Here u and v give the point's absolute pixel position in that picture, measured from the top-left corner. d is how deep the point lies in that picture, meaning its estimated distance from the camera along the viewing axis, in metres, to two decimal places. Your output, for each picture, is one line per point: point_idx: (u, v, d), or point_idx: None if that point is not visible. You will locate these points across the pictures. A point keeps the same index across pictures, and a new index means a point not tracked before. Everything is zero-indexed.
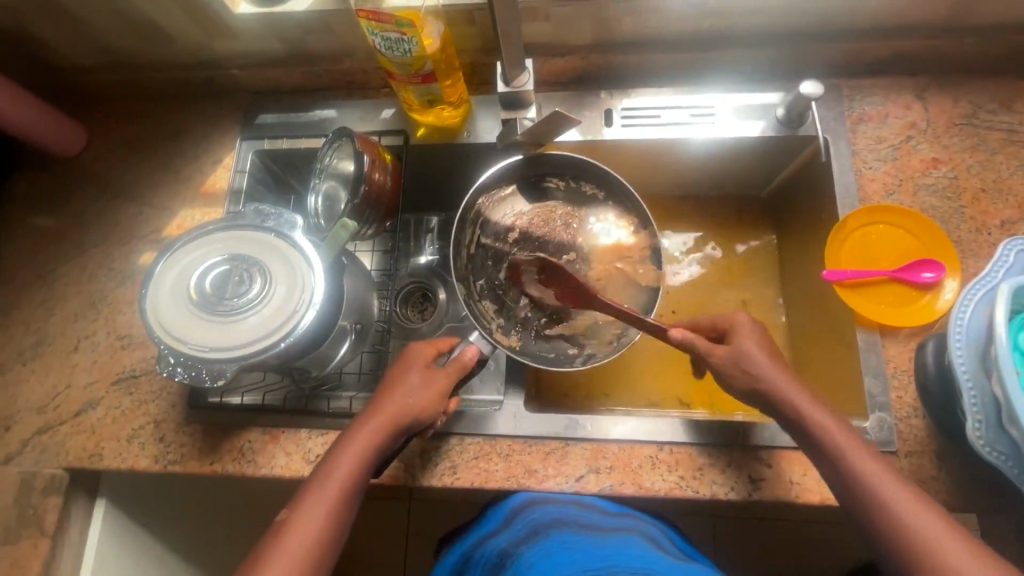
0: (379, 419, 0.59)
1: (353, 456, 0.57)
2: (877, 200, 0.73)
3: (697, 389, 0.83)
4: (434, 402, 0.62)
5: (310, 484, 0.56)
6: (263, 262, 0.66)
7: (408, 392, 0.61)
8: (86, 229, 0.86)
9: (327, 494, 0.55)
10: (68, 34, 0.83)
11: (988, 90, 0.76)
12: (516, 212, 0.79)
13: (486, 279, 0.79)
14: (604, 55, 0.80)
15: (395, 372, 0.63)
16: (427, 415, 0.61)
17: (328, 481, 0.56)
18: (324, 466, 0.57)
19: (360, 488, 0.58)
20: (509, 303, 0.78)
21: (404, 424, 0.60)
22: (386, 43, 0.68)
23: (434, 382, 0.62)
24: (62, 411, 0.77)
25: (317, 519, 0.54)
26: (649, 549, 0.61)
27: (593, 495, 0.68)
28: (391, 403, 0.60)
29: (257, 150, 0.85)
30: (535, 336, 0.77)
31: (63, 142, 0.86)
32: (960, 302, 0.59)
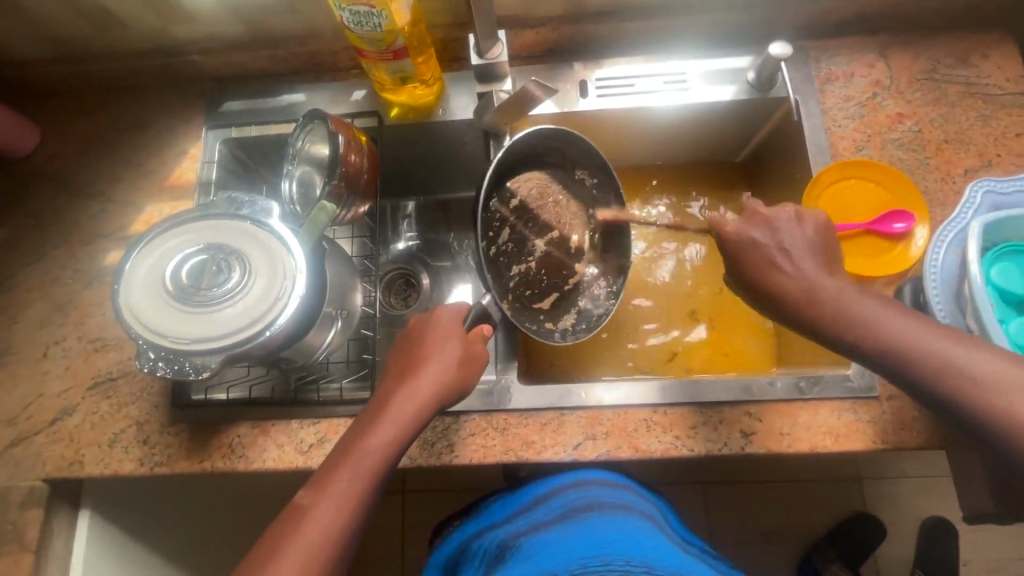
0: (419, 398, 0.59)
1: (387, 435, 0.57)
2: (848, 156, 0.75)
3: (678, 355, 0.84)
4: (471, 372, 0.63)
5: (340, 464, 0.56)
6: (241, 250, 0.64)
7: (444, 367, 0.61)
8: (46, 231, 0.81)
9: (359, 474, 0.55)
10: (11, 25, 0.78)
11: (946, 46, 0.79)
12: (518, 180, 0.78)
13: (487, 242, 0.76)
14: (576, 26, 0.79)
15: (427, 345, 0.63)
16: (458, 391, 0.62)
17: (362, 461, 0.56)
18: (356, 446, 0.57)
19: (391, 466, 0.57)
20: (502, 270, 0.77)
21: (440, 399, 0.60)
22: (355, 18, 0.66)
23: (468, 355, 0.63)
24: (35, 421, 0.74)
25: (347, 499, 0.54)
26: (651, 532, 0.61)
27: (591, 470, 0.68)
28: (427, 381, 0.60)
29: (224, 139, 0.83)
30: (517, 304, 0.76)
31: (14, 140, 0.81)
32: (933, 244, 0.62)
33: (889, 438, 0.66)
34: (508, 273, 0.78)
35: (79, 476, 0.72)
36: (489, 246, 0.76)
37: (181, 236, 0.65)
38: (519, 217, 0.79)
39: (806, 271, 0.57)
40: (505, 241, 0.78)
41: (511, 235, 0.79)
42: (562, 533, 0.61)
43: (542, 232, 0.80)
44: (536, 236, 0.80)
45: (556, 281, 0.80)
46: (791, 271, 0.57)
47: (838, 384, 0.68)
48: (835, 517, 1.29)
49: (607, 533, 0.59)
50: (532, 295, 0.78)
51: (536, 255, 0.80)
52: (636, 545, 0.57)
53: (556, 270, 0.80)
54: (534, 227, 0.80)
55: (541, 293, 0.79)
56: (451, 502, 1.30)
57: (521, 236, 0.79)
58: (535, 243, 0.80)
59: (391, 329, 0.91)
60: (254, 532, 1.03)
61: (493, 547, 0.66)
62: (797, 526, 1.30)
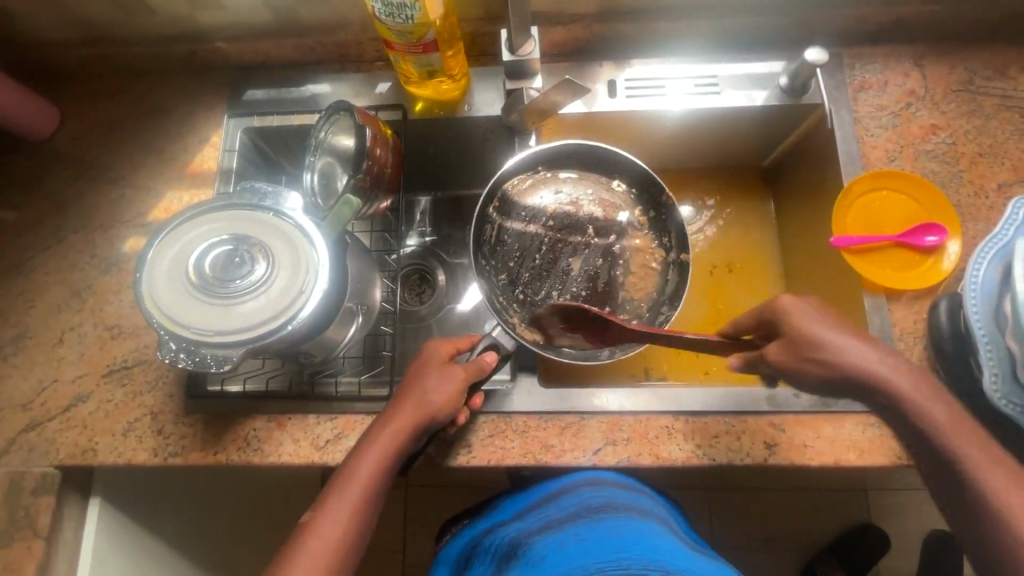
0: (398, 425, 0.58)
1: (374, 461, 0.57)
2: (880, 166, 0.74)
3: (683, 359, 0.83)
4: (456, 394, 0.60)
5: (331, 489, 0.56)
6: (263, 242, 0.63)
7: (425, 395, 0.59)
8: (64, 214, 0.81)
9: (348, 500, 0.55)
10: (37, 6, 0.77)
11: (984, 56, 0.77)
12: (546, 198, 0.79)
13: (507, 275, 0.79)
14: (608, 24, 0.78)
15: (412, 373, 0.62)
16: (448, 412, 0.60)
17: (349, 488, 0.55)
18: (346, 470, 0.57)
19: (382, 490, 0.57)
20: (533, 298, 0.78)
21: (426, 423, 0.58)
22: (387, 10, 0.65)
23: (452, 378, 0.60)
24: (50, 406, 0.73)
25: (343, 522, 0.54)
26: (663, 535, 0.59)
27: (609, 467, 0.68)
28: (411, 404, 0.59)
29: (245, 128, 0.81)
30: None
31: (30, 121, 0.80)
32: (975, 260, 0.61)
33: None
34: (540, 299, 0.78)
35: (92, 464, 0.71)
36: (512, 278, 0.79)
37: (204, 226, 0.64)
38: (550, 239, 0.79)
39: (861, 350, 0.53)
40: (533, 264, 0.79)
41: (540, 262, 0.79)
42: (575, 533, 0.59)
43: (576, 251, 0.79)
44: (570, 254, 0.79)
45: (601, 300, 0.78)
46: (861, 352, 0.53)
47: None
48: (839, 527, 1.28)
49: (620, 535, 0.57)
50: None
51: (572, 273, 0.79)
52: (651, 548, 0.55)
53: (601, 287, 0.79)
54: (569, 246, 0.80)
55: None
56: (453, 501, 1.29)
57: (554, 256, 0.79)
58: (569, 260, 0.79)
59: (406, 328, 0.90)
60: (258, 526, 1.02)
61: (504, 545, 0.65)
62: (801, 537, 1.29)
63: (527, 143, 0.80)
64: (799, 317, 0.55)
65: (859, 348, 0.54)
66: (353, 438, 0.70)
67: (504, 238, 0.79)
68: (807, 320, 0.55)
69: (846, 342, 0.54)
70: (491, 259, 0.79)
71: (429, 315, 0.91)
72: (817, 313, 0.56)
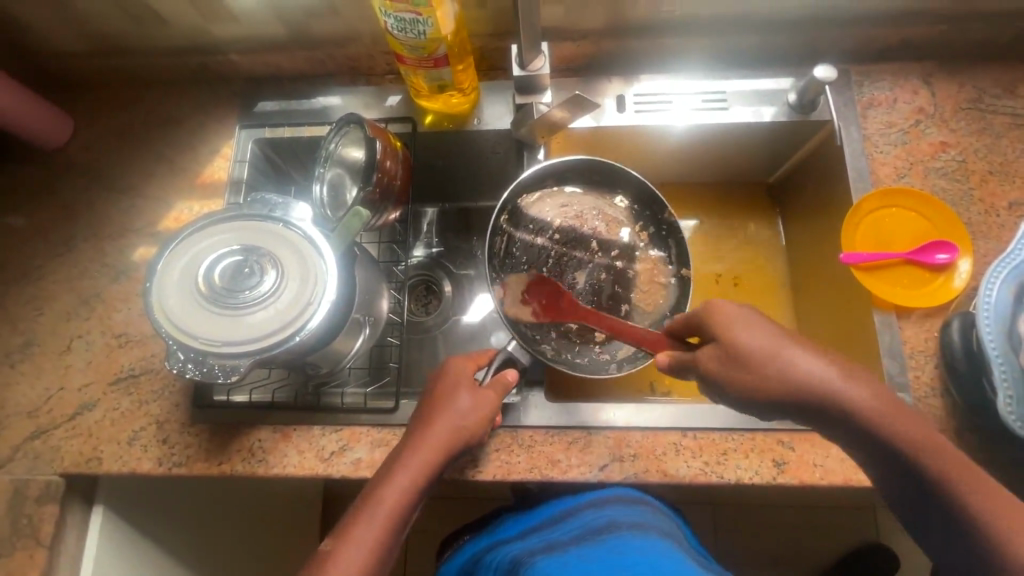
0: (431, 447, 0.57)
1: (405, 483, 0.55)
2: (889, 183, 0.74)
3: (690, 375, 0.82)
4: (485, 416, 0.61)
5: (358, 511, 0.54)
6: (274, 254, 0.64)
7: (460, 416, 0.60)
8: (76, 223, 0.81)
9: (375, 524, 0.53)
10: (55, 18, 0.78)
11: (993, 75, 0.77)
12: (553, 212, 0.79)
13: None
14: (616, 40, 0.79)
15: (441, 392, 0.62)
16: (476, 434, 0.61)
17: (378, 510, 0.53)
18: (376, 489, 0.55)
19: (410, 513, 0.55)
20: None
21: (457, 445, 0.59)
22: (399, 25, 0.66)
23: (484, 401, 0.62)
24: (56, 414, 0.73)
25: (370, 546, 0.52)
26: (669, 552, 0.58)
27: (616, 483, 0.67)
28: (443, 425, 0.59)
29: (256, 139, 0.82)
30: (565, 344, 0.77)
31: (44, 129, 0.81)
32: (988, 279, 0.62)
33: None
34: None
35: (96, 472, 0.71)
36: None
37: (216, 237, 0.65)
38: (556, 252, 0.80)
39: (796, 360, 0.52)
40: None
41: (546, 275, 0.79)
42: (578, 554, 0.58)
43: (582, 265, 0.80)
44: (576, 268, 0.80)
45: (605, 314, 0.78)
46: (800, 359, 0.52)
47: None
48: (846, 546, 1.26)
49: (624, 555, 0.55)
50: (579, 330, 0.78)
51: (577, 288, 0.79)
52: (655, 568, 0.53)
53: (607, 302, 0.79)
54: (574, 260, 0.80)
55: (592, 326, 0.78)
56: (456, 513, 1.28)
57: (560, 270, 0.80)
58: (575, 274, 0.79)
59: (412, 340, 0.90)
60: (259, 536, 1.01)
61: (505, 563, 0.64)
62: (808, 555, 1.27)
63: (535, 156, 0.80)
64: (730, 323, 0.55)
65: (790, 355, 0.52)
66: (358, 450, 0.70)
67: (513, 250, 0.79)
68: (739, 329, 0.54)
69: (780, 348, 0.53)
70: (499, 272, 0.79)
71: (435, 326, 0.91)
72: (752, 322, 0.55)
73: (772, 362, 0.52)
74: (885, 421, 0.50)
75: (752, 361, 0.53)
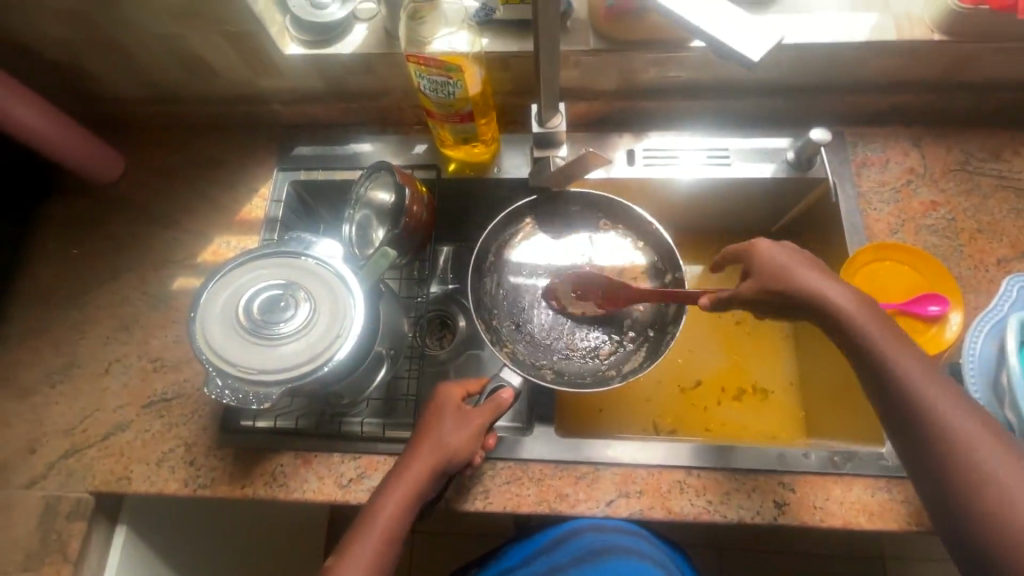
0: (417, 469, 0.61)
1: (394, 504, 0.59)
2: (883, 238, 0.79)
3: (697, 416, 0.85)
4: (473, 437, 0.64)
5: (354, 533, 0.58)
6: (307, 289, 0.69)
7: (442, 438, 0.63)
8: (121, 253, 0.87)
9: (371, 546, 0.57)
10: (119, 70, 0.87)
11: (979, 139, 0.83)
12: (538, 251, 0.86)
13: (508, 319, 0.84)
14: (628, 100, 0.86)
15: (428, 418, 0.65)
16: (466, 453, 0.64)
17: (372, 532, 0.58)
18: (370, 512, 0.59)
19: (404, 532, 0.59)
20: (539, 340, 0.83)
21: (444, 465, 0.62)
22: (431, 85, 0.73)
23: (467, 423, 0.65)
24: (91, 434, 0.77)
25: (366, 565, 0.56)
26: None
27: (623, 518, 0.70)
28: (428, 448, 0.62)
29: (292, 181, 0.89)
30: (570, 364, 0.81)
31: (98, 166, 0.88)
32: (973, 332, 0.66)
33: (924, 521, 0.66)
34: (547, 342, 0.83)
35: (125, 491, 0.74)
36: (517, 322, 0.84)
37: (253, 272, 0.70)
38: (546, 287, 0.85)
39: (825, 283, 0.61)
40: (532, 308, 0.84)
41: (540, 306, 0.84)
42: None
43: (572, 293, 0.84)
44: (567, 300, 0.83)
45: (608, 336, 0.83)
46: (835, 290, 0.60)
47: (871, 460, 0.69)
48: None
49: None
50: (583, 350, 0.82)
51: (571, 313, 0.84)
52: None
53: (612, 326, 0.83)
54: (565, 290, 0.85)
55: (595, 343, 0.82)
56: (461, 546, 1.29)
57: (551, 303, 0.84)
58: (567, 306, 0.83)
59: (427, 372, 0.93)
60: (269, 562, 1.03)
61: None
62: None
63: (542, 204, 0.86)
64: (772, 253, 0.64)
65: (825, 282, 0.61)
66: (375, 478, 0.73)
67: (501, 287, 0.85)
68: (775, 256, 0.64)
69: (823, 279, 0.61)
70: (493, 304, 0.84)
71: (450, 359, 0.95)
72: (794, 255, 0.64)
73: (801, 284, 0.61)
74: (896, 357, 0.55)
75: (780, 280, 0.63)
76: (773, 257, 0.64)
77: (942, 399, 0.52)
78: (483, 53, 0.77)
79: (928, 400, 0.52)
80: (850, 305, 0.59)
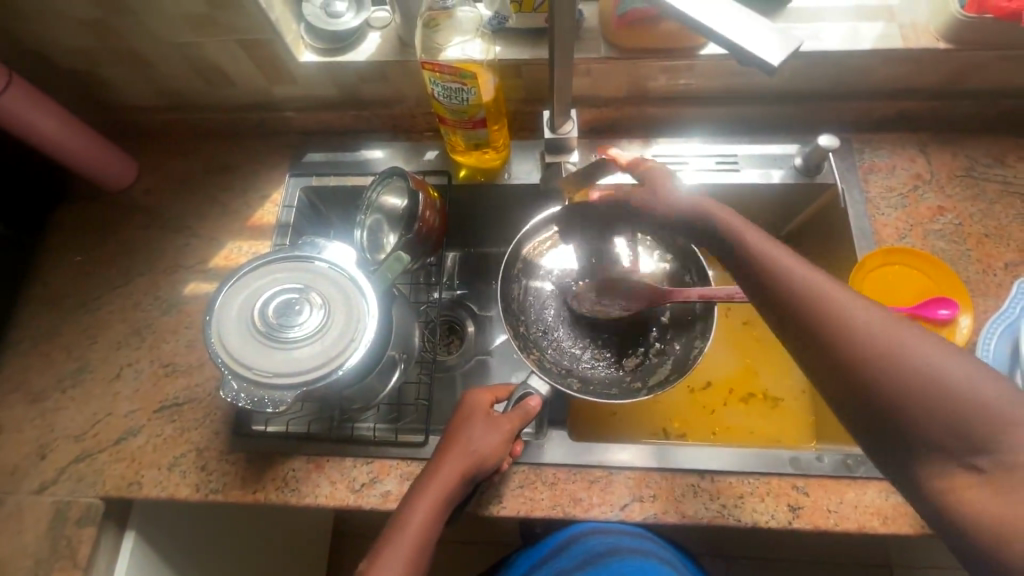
0: (447, 473, 0.60)
1: (426, 508, 0.58)
2: (891, 243, 0.79)
3: (707, 421, 0.85)
4: (502, 443, 0.64)
5: (385, 539, 0.57)
6: (321, 293, 0.69)
7: (472, 443, 0.63)
8: (133, 259, 0.88)
9: (403, 553, 0.56)
10: (134, 77, 0.87)
11: (984, 146, 0.84)
12: (563, 259, 0.86)
13: (536, 327, 0.84)
14: (637, 106, 0.87)
15: (457, 424, 0.65)
16: (494, 459, 0.64)
17: (403, 537, 0.57)
18: (400, 517, 0.58)
19: (434, 537, 0.58)
20: (567, 348, 0.83)
21: (473, 470, 0.62)
22: (445, 92, 0.74)
23: (497, 429, 0.65)
24: (102, 438, 0.77)
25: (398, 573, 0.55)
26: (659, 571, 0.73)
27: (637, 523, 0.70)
28: (458, 453, 0.62)
29: (304, 187, 0.89)
30: (598, 374, 0.82)
31: (110, 172, 0.89)
32: (985, 333, 0.70)
33: None
34: (575, 350, 0.83)
35: (136, 496, 0.74)
36: (545, 329, 0.84)
37: (269, 276, 0.70)
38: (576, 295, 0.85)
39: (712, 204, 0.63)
40: (561, 317, 0.85)
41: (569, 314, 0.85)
42: None
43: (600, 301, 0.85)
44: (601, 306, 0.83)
45: (635, 344, 0.84)
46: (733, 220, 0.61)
47: None
48: None
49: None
50: (612, 360, 0.83)
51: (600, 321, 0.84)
52: None
53: (637, 332, 0.84)
54: None
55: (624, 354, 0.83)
56: (468, 554, 1.28)
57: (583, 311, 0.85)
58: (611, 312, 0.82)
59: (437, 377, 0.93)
60: None
61: None
62: None
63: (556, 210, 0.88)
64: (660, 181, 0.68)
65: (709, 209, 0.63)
66: (387, 483, 0.73)
67: (526, 296, 0.85)
68: (663, 185, 0.67)
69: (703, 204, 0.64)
70: (520, 312, 0.85)
71: (459, 364, 0.94)
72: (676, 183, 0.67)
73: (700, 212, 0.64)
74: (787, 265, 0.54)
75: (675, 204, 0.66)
76: (660, 186, 0.67)
77: (844, 298, 0.49)
78: (496, 60, 0.78)
79: (828, 299, 0.50)
80: (766, 241, 0.57)
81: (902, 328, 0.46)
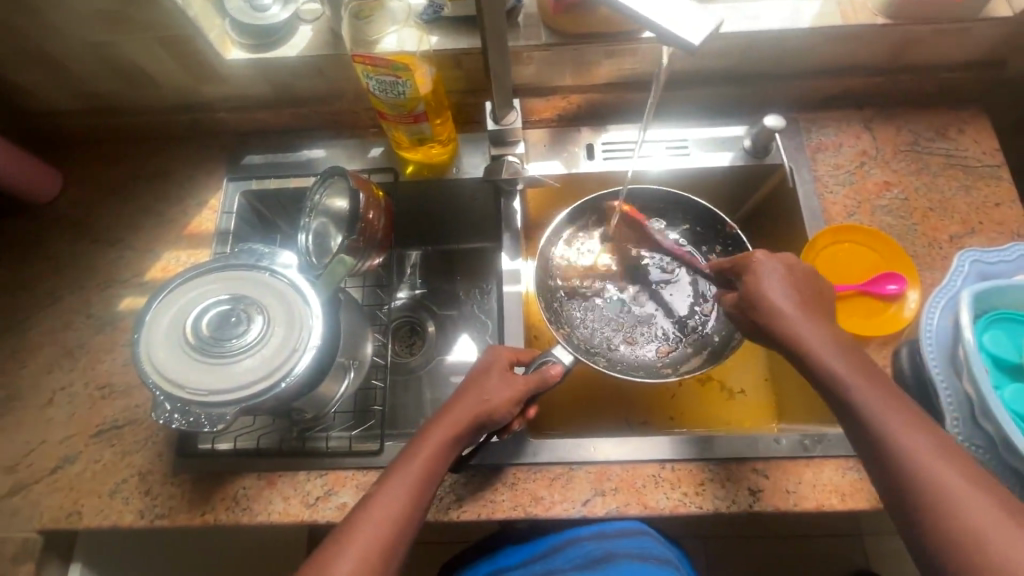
0: (457, 416, 0.60)
1: (435, 444, 0.59)
2: (840, 220, 0.80)
3: (669, 408, 0.85)
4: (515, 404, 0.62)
5: (393, 470, 0.57)
6: (262, 302, 0.66)
7: (487, 392, 0.62)
8: (62, 276, 0.83)
9: (406, 484, 0.56)
10: (51, 82, 0.82)
11: (926, 120, 0.85)
12: (591, 245, 0.85)
13: (571, 308, 0.82)
14: (585, 93, 0.85)
15: (473, 373, 0.64)
16: (506, 415, 0.62)
17: (411, 468, 0.57)
18: (410, 450, 0.59)
19: (440, 474, 0.58)
20: (602, 331, 0.81)
21: (482, 419, 0.61)
22: (380, 86, 0.71)
23: (512, 384, 0.63)
24: (36, 468, 0.72)
25: (399, 502, 0.55)
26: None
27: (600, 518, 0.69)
28: (472, 398, 0.61)
29: (244, 192, 0.85)
30: (634, 357, 0.79)
31: (33, 184, 0.83)
32: (929, 310, 0.68)
33: None
34: (611, 332, 0.81)
35: (76, 527, 0.70)
36: (580, 312, 0.82)
37: (203, 287, 0.67)
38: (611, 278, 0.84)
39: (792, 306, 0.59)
40: (597, 299, 0.83)
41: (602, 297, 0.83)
42: None
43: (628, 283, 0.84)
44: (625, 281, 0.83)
45: (673, 329, 0.81)
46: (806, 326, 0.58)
47: (841, 441, 0.70)
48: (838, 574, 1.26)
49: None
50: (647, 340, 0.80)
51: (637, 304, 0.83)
52: None
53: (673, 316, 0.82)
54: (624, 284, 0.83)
55: (659, 338, 0.81)
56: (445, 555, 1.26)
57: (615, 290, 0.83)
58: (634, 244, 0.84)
59: (397, 380, 0.91)
60: None
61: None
62: None
63: (512, 203, 0.84)
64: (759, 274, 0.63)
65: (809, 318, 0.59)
66: (343, 494, 0.70)
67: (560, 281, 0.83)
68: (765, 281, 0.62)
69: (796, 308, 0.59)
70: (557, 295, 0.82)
71: (419, 366, 0.92)
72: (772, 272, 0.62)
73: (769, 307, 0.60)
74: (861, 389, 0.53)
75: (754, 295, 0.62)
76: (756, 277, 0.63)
77: (924, 451, 0.49)
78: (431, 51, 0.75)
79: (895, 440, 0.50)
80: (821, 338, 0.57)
81: (959, 480, 0.48)
